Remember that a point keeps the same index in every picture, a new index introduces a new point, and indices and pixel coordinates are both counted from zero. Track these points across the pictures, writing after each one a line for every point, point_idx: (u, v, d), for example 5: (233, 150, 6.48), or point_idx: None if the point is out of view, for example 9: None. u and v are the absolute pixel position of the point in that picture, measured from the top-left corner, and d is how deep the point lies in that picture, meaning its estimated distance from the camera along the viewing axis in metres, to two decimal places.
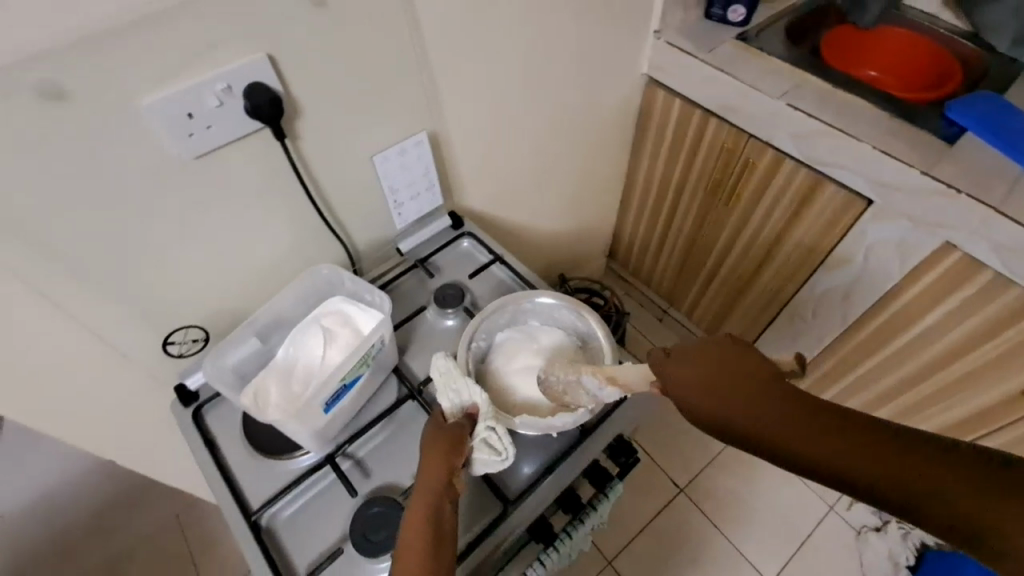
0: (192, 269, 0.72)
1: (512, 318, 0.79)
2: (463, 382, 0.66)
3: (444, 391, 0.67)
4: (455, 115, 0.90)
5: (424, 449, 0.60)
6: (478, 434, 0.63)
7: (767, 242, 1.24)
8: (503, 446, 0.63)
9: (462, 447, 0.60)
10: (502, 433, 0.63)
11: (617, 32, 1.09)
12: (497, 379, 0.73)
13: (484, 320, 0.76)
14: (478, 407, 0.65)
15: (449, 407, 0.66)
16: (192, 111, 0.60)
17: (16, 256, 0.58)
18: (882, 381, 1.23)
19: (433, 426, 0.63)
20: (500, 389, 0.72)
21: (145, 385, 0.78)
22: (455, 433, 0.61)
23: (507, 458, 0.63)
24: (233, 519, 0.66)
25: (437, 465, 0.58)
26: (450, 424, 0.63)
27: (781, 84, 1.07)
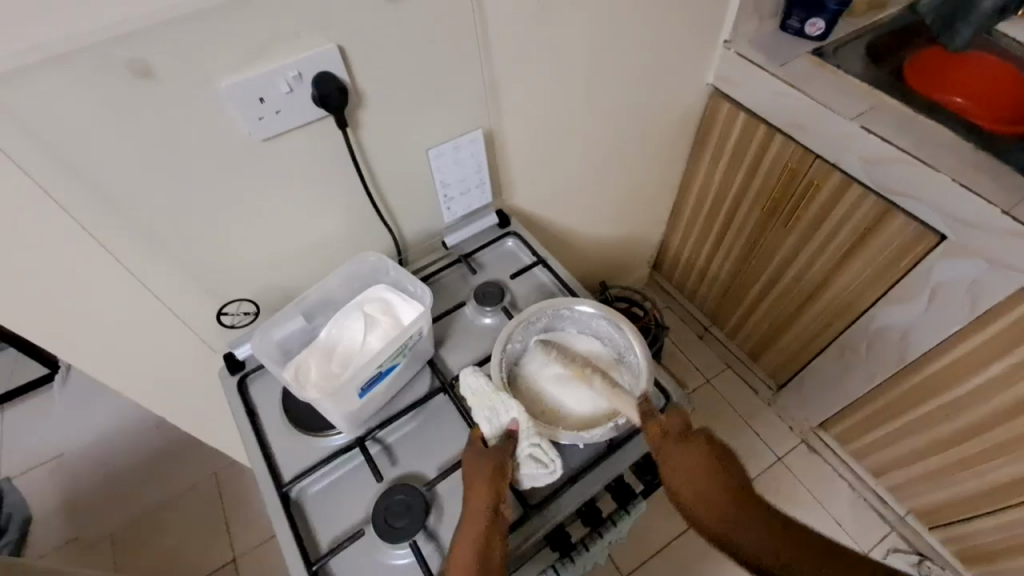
0: (250, 246, 0.75)
1: (549, 323, 0.78)
2: (500, 401, 0.66)
3: (479, 411, 0.66)
4: (512, 115, 0.90)
5: (470, 475, 0.63)
6: (521, 450, 0.65)
7: (825, 269, 1.18)
8: (550, 458, 0.65)
9: (507, 471, 0.62)
10: (547, 445, 0.65)
11: (685, 41, 1.06)
12: (530, 384, 0.73)
13: (522, 322, 0.75)
14: (519, 422, 0.65)
15: (487, 429, 0.65)
16: (263, 95, 0.62)
17: (96, 219, 0.62)
18: (934, 430, 1.16)
19: (474, 452, 0.64)
20: (531, 396, 0.72)
21: (198, 350, 0.83)
22: (498, 459, 0.63)
23: (553, 471, 0.65)
24: (265, 488, 0.69)
25: (483, 491, 0.61)
26: (492, 449, 0.64)
27: (856, 105, 1.02)
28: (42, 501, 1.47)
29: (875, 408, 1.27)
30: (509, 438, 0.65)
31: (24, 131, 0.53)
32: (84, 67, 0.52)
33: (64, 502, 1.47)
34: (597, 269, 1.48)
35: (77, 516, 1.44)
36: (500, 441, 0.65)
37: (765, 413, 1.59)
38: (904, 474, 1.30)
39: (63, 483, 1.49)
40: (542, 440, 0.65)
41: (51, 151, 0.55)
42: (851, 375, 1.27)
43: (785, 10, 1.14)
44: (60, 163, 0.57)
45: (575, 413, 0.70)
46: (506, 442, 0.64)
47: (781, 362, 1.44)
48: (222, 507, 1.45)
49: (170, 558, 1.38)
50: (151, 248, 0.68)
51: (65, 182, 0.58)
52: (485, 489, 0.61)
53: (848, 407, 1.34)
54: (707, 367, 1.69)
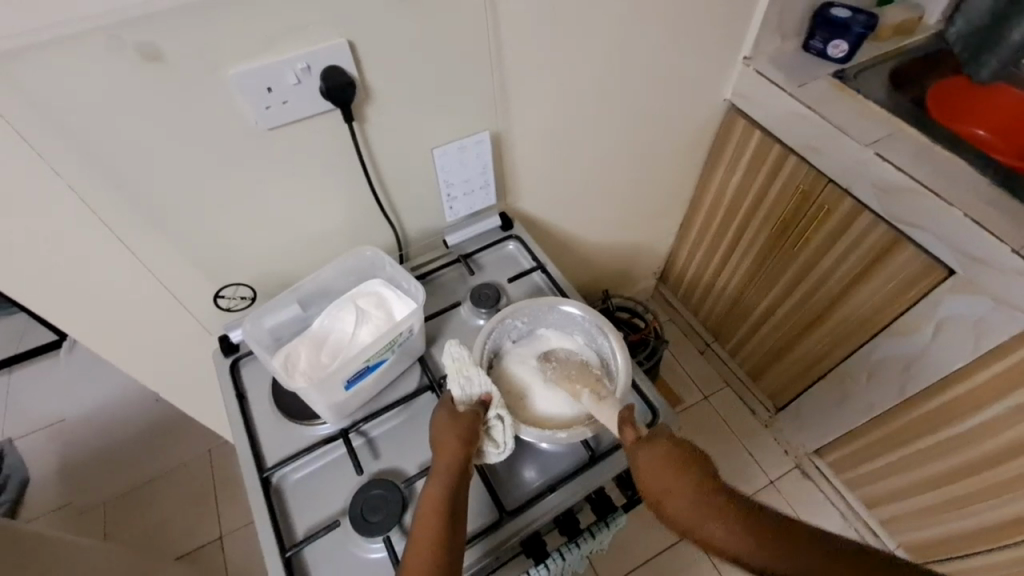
0: (250, 232, 0.76)
1: (559, 320, 0.77)
2: (477, 372, 0.66)
3: (453, 377, 0.66)
4: (522, 119, 0.90)
5: (439, 432, 0.62)
6: (487, 421, 0.65)
7: (831, 295, 1.16)
8: (503, 440, 0.65)
9: (475, 436, 0.62)
10: (507, 426, 0.65)
11: (703, 55, 1.05)
12: (508, 364, 0.72)
13: (534, 306, 0.75)
14: (490, 397, 0.65)
15: (456, 394, 0.65)
16: (271, 85, 0.63)
17: (98, 195, 0.63)
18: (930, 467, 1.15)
19: (447, 416, 0.63)
20: (504, 373, 0.72)
21: (193, 331, 0.84)
22: (471, 421, 0.63)
23: (502, 452, 0.65)
24: (247, 472, 0.70)
25: (452, 450, 0.60)
26: (464, 416, 0.63)
27: (873, 131, 1.00)
28: (38, 465, 1.51)
29: (871, 439, 1.25)
30: (480, 405, 0.65)
31: (33, 107, 0.55)
32: (95, 48, 0.53)
33: (60, 466, 1.50)
34: (601, 277, 1.48)
35: (70, 481, 1.48)
36: (472, 406, 0.64)
37: (761, 435, 1.57)
38: (897, 508, 1.28)
39: (60, 449, 1.53)
40: (506, 419, 0.64)
41: (59, 128, 0.57)
42: (849, 404, 1.26)
43: (808, 29, 1.12)
44: (67, 139, 0.58)
45: (533, 403, 0.69)
46: (478, 409, 0.64)
47: (781, 385, 1.42)
48: (213, 486, 1.46)
49: (155, 531, 1.40)
50: (152, 228, 0.69)
51: (71, 159, 0.59)
52: (457, 448, 0.61)
53: (844, 436, 1.32)
54: (706, 384, 1.67)
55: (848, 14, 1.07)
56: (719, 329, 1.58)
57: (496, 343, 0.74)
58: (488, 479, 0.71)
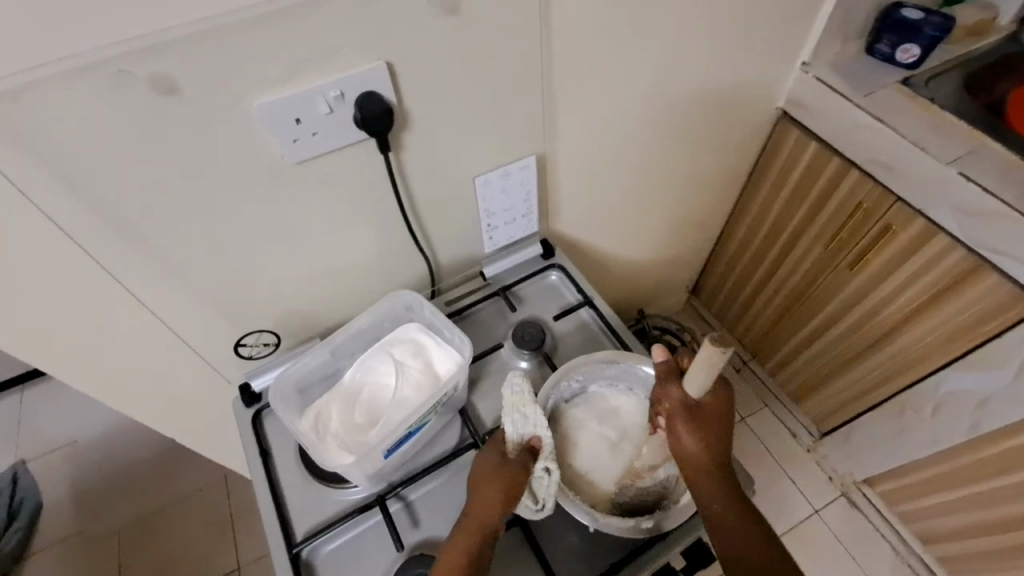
0: (273, 273, 0.68)
1: (619, 373, 0.68)
2: (535, 411, 0.60)
3: (508, 411, 0.60)
4: (569, 139, 0.82)
5: (481, 477, 0.57)
6: (534, 474, 0.58)
7: (892, 321, 1.07)
8: (543, 498, 0.59)
9: (518, 493, 0.56)
10: (553, 481, 0.58)
11: (759, 64, 0.96)
12: (567, 432, 0.65)
13: (589, 364, 0.67)
14: (540, 444, 0.59)
15: (508, 431, 0.60)
16: (300, 116, 0.55)
17: (103, 242, 0.56)
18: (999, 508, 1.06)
19: (496, 459, 0.58)
20: (565, 445, 0.65)
21: (211, 380, 0.77)
22: (515, 477, 0.56)
23: (541, 510, 0.59)
24: (275, 546, 0.63)
25: (488, 510, 0.55)
26: (514, 461, 0.58)
27: (953, 148, 0.90)
28: (52, 489, 1.46)
29: (933, 473, 1.16)
30: (527, 453, 0.59)
31: (30, 154, 0.47)
32: (99, 86, 0.46)
33: (73, 491, 1.45)
34: (636, 296, 1.38)
35: (84, 508, 1.43)
36: (520, 454, 0.58)
37: (804, 460, 1.48)
38: (959, 547, 1.19)
39: (73, 473, 1.48)
40: (552, 472, 0.57)
41: (59, 176, 0.49)
42: (909, 436, 1.17)
43: (873, 32, 1.02)
44: (69, 188, 0.51)
45: (600, 479, 0.63)
46: (526, 458, 0.58)
47: (830, 410, 1.33)
48: (229, 514, 1.41)
49: (171, 562, 1.35)
50: (165, 276, 0.61)
51: (74, 209, 0.52)
52: (493, 510, 0.55)
53: (903, 467, 1.24)
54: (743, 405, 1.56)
55: (920, 16, 0.97)
56: (757, 348, 1.49)
57: (550, 408, 0.66)
58: (543, 556, 0.63)
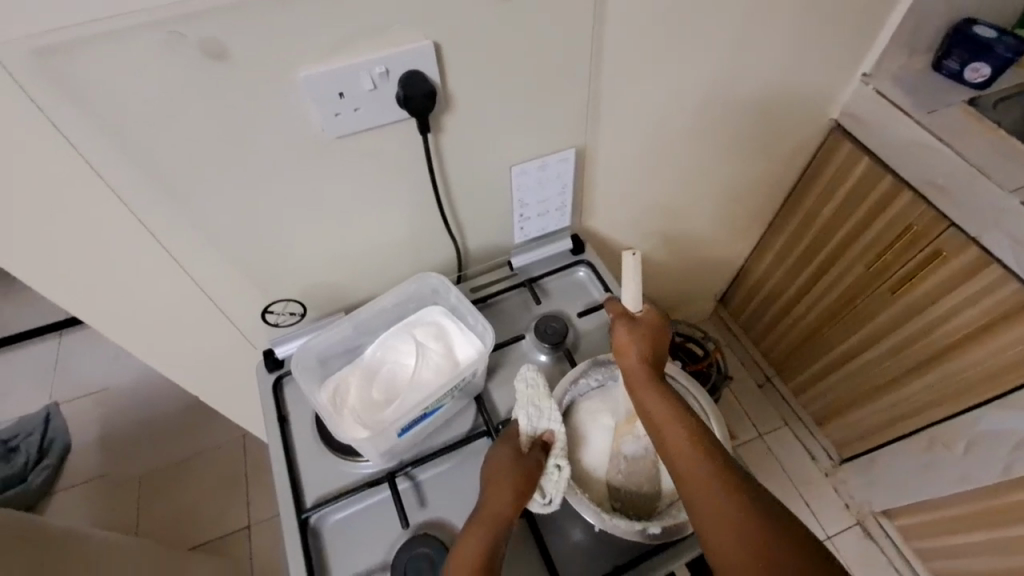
0: (305, 245, 0.70)
1: None
2: (549, 404, 0.61)
3: (522, 403, 0.62)
4: (610, 134, 0.80)
5: (494, 470, 0.57)
6: (546, 469, 0.58)
7: (931, 351, 1.03)
8: (553, 493, 0.58)
9: (530, 485, 0.56)
10: (563, 477, 0.58)
11: (815, 72, 0.92)
12: (580, 428, 0.65)
13: (609, 363, 0.66)
14: (552, 439, 0.60)
15: (522, 424, 0.61)
16: (344, 90, 0.55)
17: (146, 199, 0.57)
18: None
19: (509, 452, 0.58)
20: (577, 441, 0.64)
21: (237, 343, 0.79)
22: (529, 471, 0.57)
23: (549, 505, 0.58)
24: (285, 510, 0.64)
25: (502, 501, 0.55)
26: (528, 456, 0.58)
27: (1019, 175, 0.85)
28: (80, 433, 1.53)
29: (958, 513, 1.11)
30: (540, 447, 0.59)
31: (82, 107, 0.49)
32: (151, 45, 0.47)
33: (100, 436, 1.52)
34: (663, 300, 1.36)
35: (109, 453, 1.49)
36: (534, 449, 0.59)
37: (821, 484, 1.44)
38: None
39: (102, 419, 1.55)
40: (563, 469, 0.58)
41: (109, 131, 0.51)
42: (936, 471, 1.12)
43: (942, 47, 0.97)
44: (116, 144, 0.52)
45: (609, 478, 0.62)
46: (539, 451, 0.59)
47: (855, 437, 1.29)
48: (244, 474, 1.45)
49: (185, 514, 1.40)
50: (202, 238, 0.63)
51: (120, 164, 0.54)
52: (506, 501, 0.55)
53: (925, 502, 1.19)
54: (763, 421, 1.53)
55: (995, 34, 0.92)
56: (783, 364, 1.45)
57: (566, 402, 0.65)
58: (546, 551, 0.62)
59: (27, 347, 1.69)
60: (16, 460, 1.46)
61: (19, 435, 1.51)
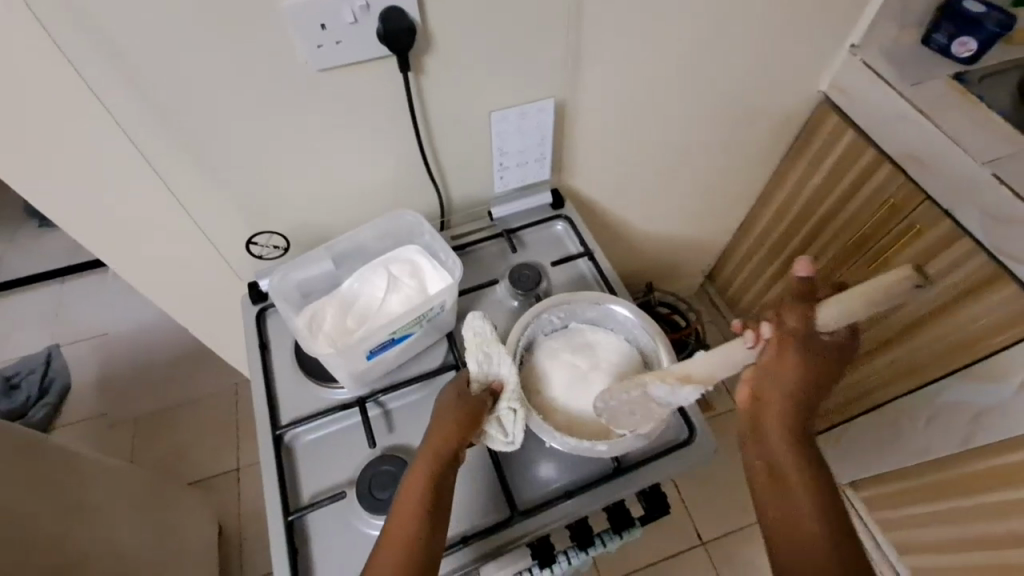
0: (290, 180, 0.72)
1: (600, 316, 0.71)
2: (498, 351, 0.63)
3: (474, 352, 0.64)
4: (592, 89, 0.82)
5: (442, 410, 0.61)
6: (496, 412, 0.61)
7: (902, 324, 1.06)
8: (513, 432, 0.61)
9: (476, 425, 0.60)
10: (519, 418, 0.61)
11: (803, 39, 0.93)
12: (541, 361, 0.68)
13: (572, 303, 0.69)
14: (502, 385, 0.62)
15: (472, 370, 0.63)
16: (326, 22, 0.58)
17: (136, 120, 0.60)
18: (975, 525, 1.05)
19: (456, 394, 0.61)
20: (538, 374, 0.67)
21: (224, 276, 0.82)
22: (477, 408, 0.60)
23: (513, 443, 0.61)
24: (261, 427, 0.68)
25: (448, 434, 0.58)
26: (473, 397, 0.61)
27: (995, 148, 0.86)
28: (79, 374, 1.58)
29: (919, 484, 1.15)
30: (489, 393, 0.62)
31: (77, 24, 0.52)
32: None
33: (98, 378, 1.57)
34: (648, 269, 1.38)
35: (106, 394, 1.55)
36: (481, 392, 0.62)
37: None
38: (930, 560, 1.20)
39: (100, 361, 1.60)
40: (518, 410, 0.61)
41: (101, 47, 0.54)
42: (900, 442, 1.16)
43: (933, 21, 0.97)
44: (108, 63, 0.55)
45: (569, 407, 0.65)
46: (486, 395, 0.62)
47: (827, 411, 1.32)
48: (235, 420, 1.50)
49: (178, 454, 1.46)
50: (189, 164, 0.66)
51: (111, 85, 0.57)
52: (452, 438, 0.58)
53: (889, 473, 1.23)
54: None
55: (983, 9, 0.92)
56: None
57: (525, 338, 0.68)
58: (504, 475, 0.66)
59: (30, 291, 1.73)
60: (19, 396, 1.53)
61: (22, 373, 1.58)
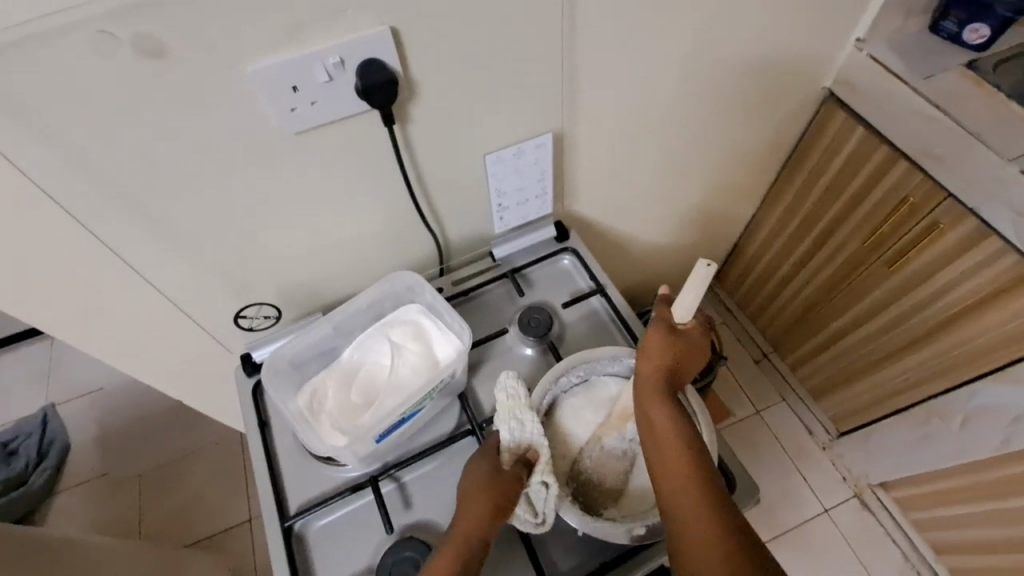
0: (275, 247, 0.67)
1: (623, 369, 0.66)
2: (531, 417, 0.59)
3: (503, 418, 0.59)
4: (589, 116, 0.76)
5: (471, 491, 0.55)
6: (529, 486, 0.57)
7: (928, 325, 1.01)
8: (543, 509, 0.57)
9: (507, 508, 0.55)
10: (551, 494, 0.57)
11: (805, 40, 0.88)
12: (564, 425, 0.63)
13: (591, 359, 0.65)
14: (536, 455, 0.57)
15: (504, 438, 0.58)
16: (298, 83, 0.52)
17: (99, 207, 0.55)
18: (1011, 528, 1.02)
19: (489, 472, 0.56)
20: (563, 441, 0.63)
21: (214, 348, 0.77)
22: (509, 488, 0.55)
23: (541, 523, 0.57)
24: (268, 517, 0.63)
25: (476, 525, 0.53)
26: (505, 474, 0.56)
27: (1020, 142, 0.81)
28: (78, 433, 1.53)
29: (955, 485, 1.11)
30: (522, 463, 0.57)
31: (20, 117, 0.46)
32: (84, 47, 0.44)
33: (96, 437, 1.52)
34: (655, 281, 1.33)
35: (107, 453, 1.49)
36: (514, 465, 0.57)
37: (818, 458, 1.43)
38: (973, 560, 1.16)
39: (98, 419, 1.55)
40: (549, 487, 0.56)
41: (50, 138, 0.48)
42: (931, 444, 1.11)
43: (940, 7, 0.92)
44: (60, 152, 0.50)
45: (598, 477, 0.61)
46: (520, 467, 0.56)
47: (851, 413, 1.28)
48: (243, 470, 1.45)
49: (187, 511, 1.41)
50: (164, 244, 0.61)
51: (66, 174, 0.51)
52: (480, 526, 0.53)
53: (922, 474, 1.19)
54: (759, 397, 1.51)
55: None
56: (779, 341, 1.44)
57: (546, 402, 0.64)
58: (533, 549, 0.61)
59: (19, 350, 1.67)
60: (16, 462, 1.46)
61: (18, 437, 1.51)
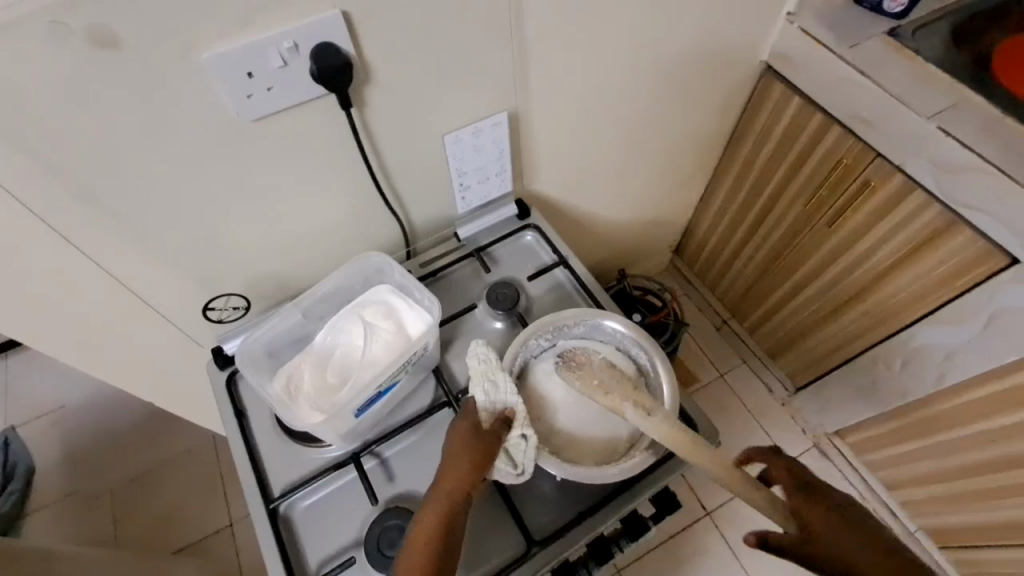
0: (238, 236, 0.67)
1: (587, 331, 0.70)
2: (503, 379, 0.61)
3: (478, 382, 0.62)
4: (542, 95, 0.79)
5: (453, 452, 0.58)
6: (508, 440, 0.59)
7: (866, 278, 1.09)
8: (523, 462, 0.60)
9: (487, 463, 0.57)
10: (530, 446, 0.59)
11: (742, 16, 0.93)
12: (536, 386, 0.66)
13: (558, 322, 0.69)
14: (513, 411, 0.60)
15: (479, 400, 0.61)
16: (253, 69, 0.53)
17: (56, 203, 0.54)
18: (949, 458, 1.12)
19: (467, 432, 0.59)
20: (537, 403, 0.66)
21: (183, 343, 0.77)
22: (488, 446, 0.58)
23: (522, 473, 0.60)
24: (253, 502, 0.65)
25: (458, 485, 0.56)
26: (484, 434, 0.59)
27: (936, 102, 0.88)
28: (43, 452, 1.48)
29: (900, 425, 1.20)
30: (502, 422, 0.60)
31: None
32: (36, 42, 0.44)
33: (62, 454, 1.47)
34: (617, 256, 1.38)
35: (75, 470, 1.45)
36: (493, 424, 0.59)
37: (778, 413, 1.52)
38: (920, 492, 1.26)
39: (62, 436, 1.50)
40: (529, 439, 0.59)
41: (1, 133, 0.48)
42: (877, 389, 1.20)
43: None
44: (11, 147, 0.49)
45: (571, 432, 0.64)
46: (498, 426, 0.59)
47: (806, 368, 1.37)
48: (220, 474, 1.43)
49: (164, 520, 1.38)
50: (126, 239, 0.60)
51: (18, 170, 0.51)
52: (463, 483, 0.56)
53: (871, 419, 1.28)
54: (721, 360, 1.60)
55: None
56: (736, 307, 1.51)
57: (517, 366, 0.67)
58: (514, 505, 0.65)
59: None
60: None
61: None
